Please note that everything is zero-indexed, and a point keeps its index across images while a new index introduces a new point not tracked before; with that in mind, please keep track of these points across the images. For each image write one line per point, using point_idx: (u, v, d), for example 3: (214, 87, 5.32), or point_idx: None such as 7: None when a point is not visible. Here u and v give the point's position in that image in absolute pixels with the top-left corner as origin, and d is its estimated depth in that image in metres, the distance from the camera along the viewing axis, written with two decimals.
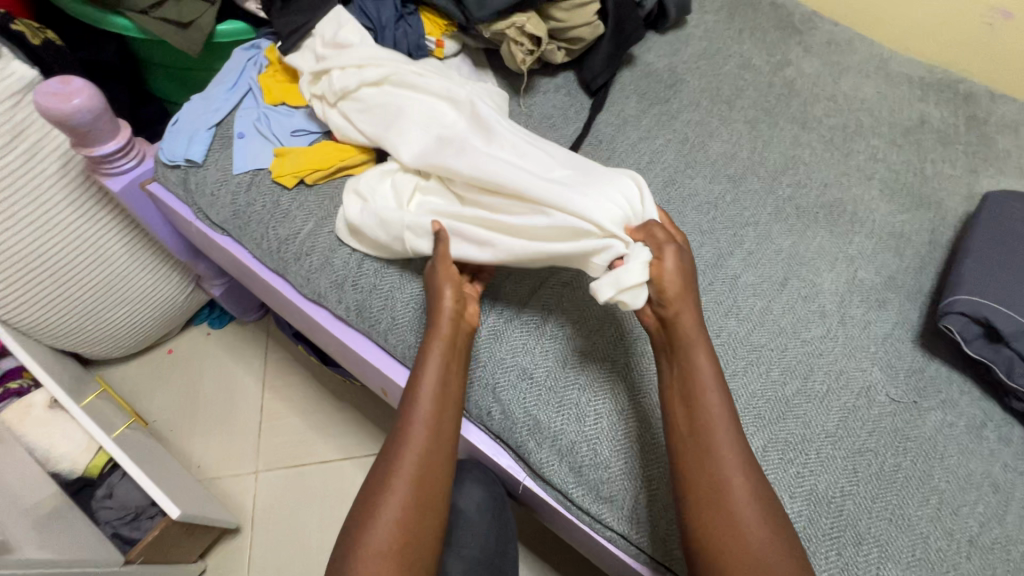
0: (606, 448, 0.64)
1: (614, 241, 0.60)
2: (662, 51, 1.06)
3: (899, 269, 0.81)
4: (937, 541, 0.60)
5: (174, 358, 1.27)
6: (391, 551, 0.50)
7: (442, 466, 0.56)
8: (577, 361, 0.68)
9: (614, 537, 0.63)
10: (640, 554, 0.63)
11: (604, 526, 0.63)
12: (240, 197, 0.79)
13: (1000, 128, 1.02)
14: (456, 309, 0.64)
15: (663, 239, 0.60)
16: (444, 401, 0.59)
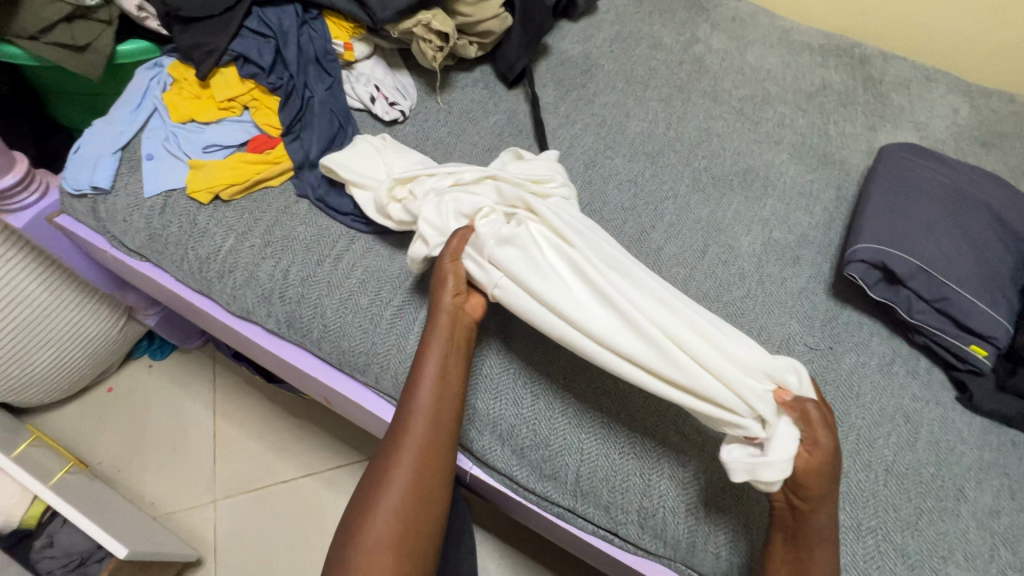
0: (556, 431, 0.65)
1: (752, 421, 0.55)
2: (575, 38, 1.08)
3: (810, 226, 0.86)
4: (856, 474, 0.65)
5: (114, 396, 1.22)
6: (388, 540, 0.55)
7: (433, 468, 0.59)
8: (516, 347, 0.69)
9: (594, 527, 0.65)
10: (627, 544, 0.64)
11: (581, 516, 0.65)
12: (154, 220, 0.77)
13: (894, 86, 1.09)
14: (456, 305, 0.64)
15: (817, 418, 0.54)
16: (437, 405, 0.60)
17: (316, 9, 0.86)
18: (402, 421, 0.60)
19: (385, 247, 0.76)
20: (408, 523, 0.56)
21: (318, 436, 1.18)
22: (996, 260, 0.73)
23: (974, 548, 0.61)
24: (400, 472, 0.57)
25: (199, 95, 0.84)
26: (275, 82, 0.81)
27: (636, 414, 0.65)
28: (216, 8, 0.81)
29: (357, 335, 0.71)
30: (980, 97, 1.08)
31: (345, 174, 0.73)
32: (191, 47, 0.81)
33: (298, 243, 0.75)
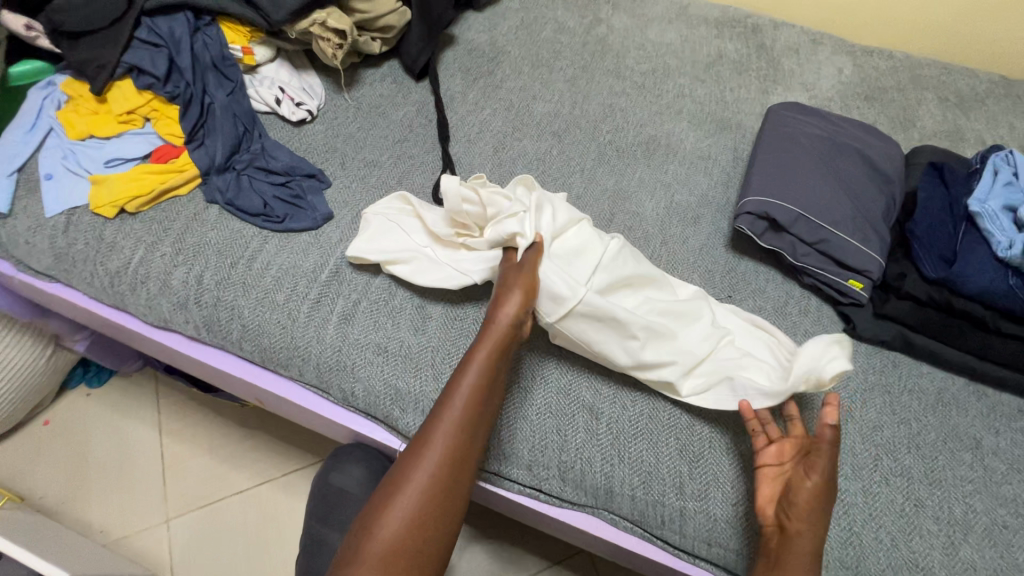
0: (541, 418, 0.68)
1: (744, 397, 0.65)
2: (481, 27, 1.10)
3: (709, 187, 0.91)
4: None
5: (51, 428, 1.18)
6: (397, 549, 0.55)
7: (451, 484, 0.58)
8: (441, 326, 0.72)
9: (581, 506, 0.68)
10: (620, 520, 0.67)
11: (566, 498, 0.68)
12: (59, 238, 0.76)
13: (785, 51, 1.15)
14: (513, 323, 0.62)
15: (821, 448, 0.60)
16: (472, 417, 0.60)
17: (209, 15, 0.86)
18: (429, 429, 0.60)
19: (298, 244, 0.77)
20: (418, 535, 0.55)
21: (270, 444, 1.18)
22: (869, 200, 0.80)
23: (861, 461, 0.68)
24: (422, 482, 0.57)
25: (95, 110, 0.83)
26: (173, 91, 0.81)
27: (650, 414, 0.68)
28: (102, 21, 0.80)
29: (276, 331, 0.72)
30: (863, 54, 1.15)
31: (372, 255, 0.73)
32: (82, 62, 0.80)
33: (210, 248, 0.76)
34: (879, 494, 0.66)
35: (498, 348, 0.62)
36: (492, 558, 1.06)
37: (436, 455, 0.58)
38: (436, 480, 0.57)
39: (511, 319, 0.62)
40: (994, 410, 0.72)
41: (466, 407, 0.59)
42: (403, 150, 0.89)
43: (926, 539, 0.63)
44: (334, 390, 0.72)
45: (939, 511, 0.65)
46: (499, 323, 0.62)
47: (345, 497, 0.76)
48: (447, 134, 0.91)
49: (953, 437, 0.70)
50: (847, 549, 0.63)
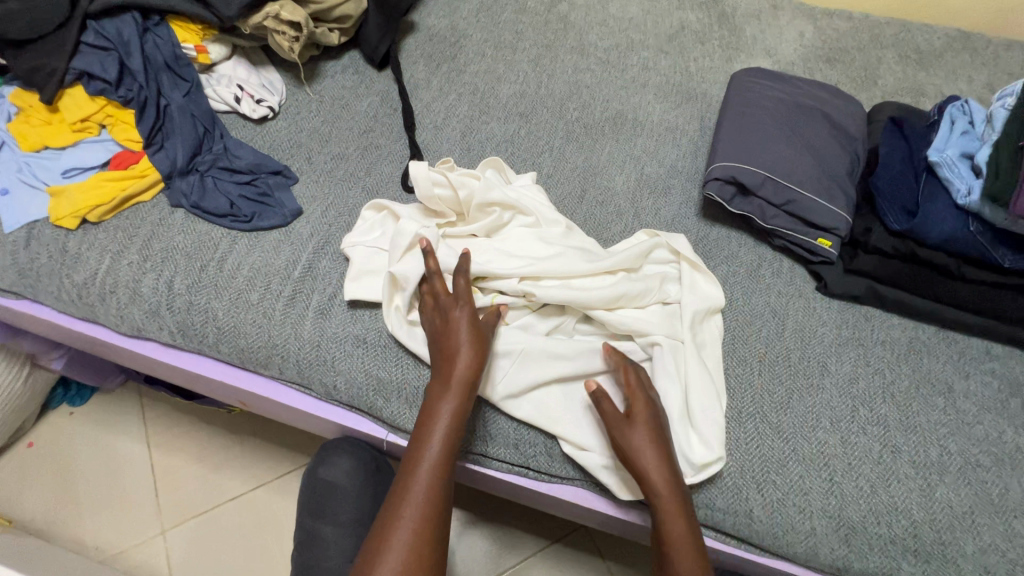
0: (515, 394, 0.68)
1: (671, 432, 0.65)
2: (440, 12, 1.08)
3: (679, 157, 0.92)
4: (734, 369, 0.72)
5: (36, 450, 1.16)
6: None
7: (437, 519, 0.57)
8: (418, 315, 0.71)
9: (555, 477, 0.69)
10: (598, 487, 0.69)
11: (540, 470, 0.69)
12: (21, 253, 0.75)
13: (746, 18, 1.15)
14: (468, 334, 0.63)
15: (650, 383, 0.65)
16: (447, 456, 0.59)
17: (158, 14, 0.84)
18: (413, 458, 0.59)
19: (268, 242, 0.76)
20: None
21: (261, 447, 1.18)
22: (834, 159, 0.81)
23: (838, 413, 0.69)
24: (410, 523, 0.55)
25: (48, 120, 0.81)
26: (126, 95, 0.79)
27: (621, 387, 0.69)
28: (47, 26, 0.78)
29: (253, 331, 0.71)
30: (823, 17, 1.16)
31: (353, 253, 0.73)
32: (28, 71, 0.78)
33: (179, 253, 0.74)
34: (857, 443, 0.67)
35: (465, 389, 0.61)
36: (491, 540, 1.07)
37: (418, 496, 0.56)
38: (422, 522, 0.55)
39: (472, 359, 0.61)
40: (963, 355, 0.74)
41: (443, 440, 0.59)
42: (369, 141, 0.88)
43: (904, 483, 0.65)
44: (316, 385, 0.71)
45: (915, 455, 0.67)
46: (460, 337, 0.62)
47: (337, 491, 0.76)
48: (412, 122, 0.90)
49: (926, 383, 0.72)
50: (829, 499, 0.64)
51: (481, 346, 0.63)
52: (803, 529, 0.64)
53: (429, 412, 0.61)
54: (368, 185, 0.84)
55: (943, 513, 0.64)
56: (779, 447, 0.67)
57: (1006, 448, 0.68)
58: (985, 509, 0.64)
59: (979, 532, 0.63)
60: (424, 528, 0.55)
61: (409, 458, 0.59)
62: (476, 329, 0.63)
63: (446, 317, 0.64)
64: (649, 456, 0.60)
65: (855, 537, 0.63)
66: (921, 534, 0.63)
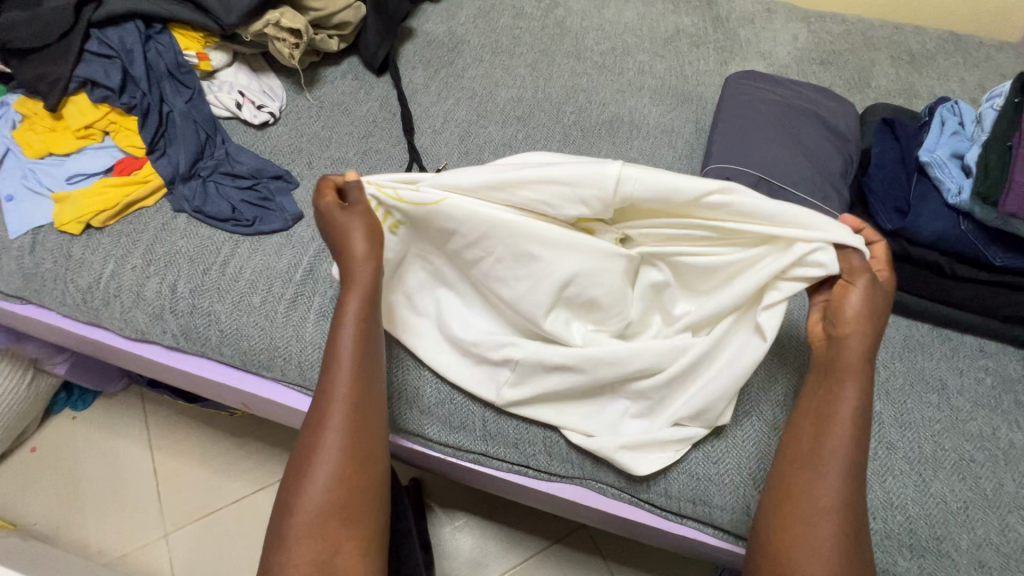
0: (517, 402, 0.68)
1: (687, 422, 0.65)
2: (438, 18, 1.10)
3: (674, 159, 0.93)
4: None
5: (38, 455, 1.17)
6: (316, 530, 0.51)
7: (360, 449, 0.54)
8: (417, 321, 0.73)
9: (553, 476, 0.70)
10: (597, 485, 0.70)
11: (539, 470, 0.70)
12: (26, 259, 0.76)
13: (740, 22, 1.17)
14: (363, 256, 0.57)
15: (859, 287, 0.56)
16: (356, 376, 0.56)
17: (160, 23, 0.85)
18: (325, 392, 0.55)
19: (270, 245, 0.77)
20: (341, 510, 0.52)
21: (263, 450, 1.19)
22: (828, 161, 0.82)
23: None
24: (329, 455, 0.53)
25: (52, 127, 0.82)
26: (129, 102, 0.80)
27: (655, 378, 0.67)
28: (52, 34, 0.79)
29: (255, 333, 0.72)
30: (817, 20, 1.17)
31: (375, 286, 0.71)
32: (33, 79, 0.79)
33: (182, 257, 0.75)
34: None
35: (360, 319, 0.57)
36: (492, 541, 1.08)
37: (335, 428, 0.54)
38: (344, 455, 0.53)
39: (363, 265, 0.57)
40: (956, 352, 0.75)
41: (352, 356, 0.56)
42: (368, 146, 0.89)
43: (899, 478, 0.66)
44: (317, 387, 0.72)
45: (910, 452, 0.68)
46: (352, 258, 0.57)
47: None
48: (411, 126, 0.92)
49: (920, 381, 0.73)
50: None
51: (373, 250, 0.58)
52: None
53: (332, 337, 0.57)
54: None
55: (938, 508, 0.65)
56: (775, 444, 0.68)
57: (1000, 444, 0.69)
58: (980, 504, 0.65)
59: (973, 527, 0.64)
60: (338, 470, 0.53)
61: (320, 389, 0.56)
62: (362, 233, 0.58)
63: (331, 224, 0.59)
64: (861, 325, 0.55)
65: None
66: (916, 529, 0.64)
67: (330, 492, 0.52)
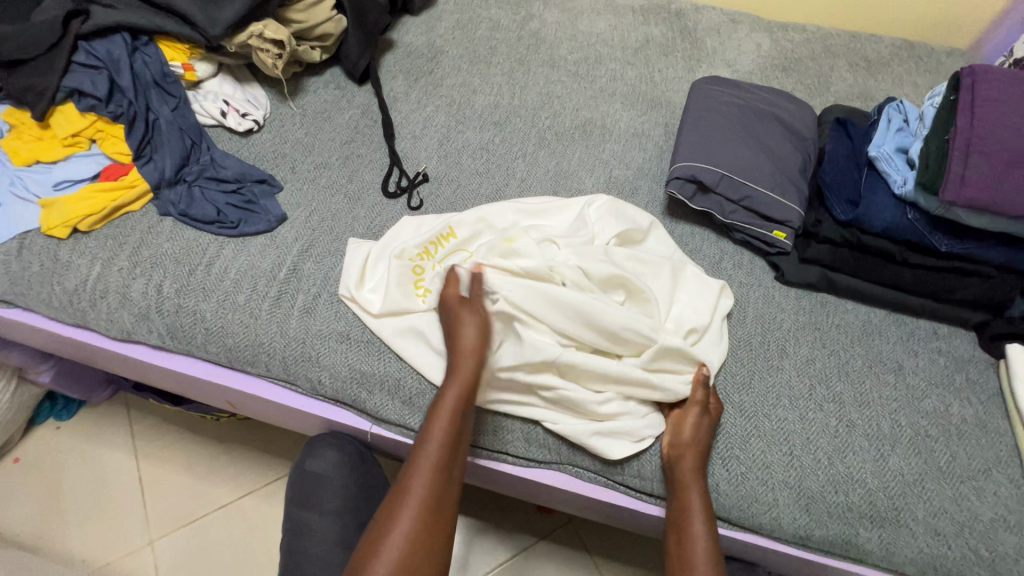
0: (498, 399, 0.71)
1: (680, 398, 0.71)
2: (418, 31, 1.14)
3: (645, 160, 0.97)
4: None
5: (21, 466, 1.16)
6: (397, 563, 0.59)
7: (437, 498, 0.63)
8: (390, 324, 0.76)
9: (532, 463, 0.73)
10: (575, 471, 0.72)
11: (519, 458, 0.73)
12: (13, 263, 0.77)
13: (707, 32, 1.22)
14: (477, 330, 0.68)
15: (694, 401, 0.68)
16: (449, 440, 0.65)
17: (146, 34, 0.88)
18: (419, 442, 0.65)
19: (254, 247, 0.80)
20: (414, 551, 0.60)
21: (249, 455, 1.19)
22: (788, 158, 0.87)
23: (797, 391, 0.74)
24: (412, 507, 0.62)
25: (39, 136, 0.84)
26: (116, 111, 0.83)
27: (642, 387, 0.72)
28: (38, 47, 0.81)
29: (240, 331, 0.74)
30: (779, 30, 1.24)
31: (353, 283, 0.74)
32: (20, 90, 0.82)
33: (167, 258, 0.78)
34: (815, 419, 0.72)
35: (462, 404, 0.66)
36: (478, 539, 1.09)
37: (426, 475, 0.64)
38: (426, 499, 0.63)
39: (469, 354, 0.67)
40: (911, 335, 0.79)
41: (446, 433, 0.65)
42: (351, 151, 0.93)
43: (858, 454, 0.70)
44: (302, 381, 0.74)
45: (869, 429, 0.71)
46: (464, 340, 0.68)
47: (322, 485, 0.78)
48: (392, 132, 0.95)
49: (878, 362, 0.77)
50: (790, 471, 0.68)
51: (476, 350, 0.67)
52: (767, 500, 0.68)
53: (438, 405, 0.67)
54: (350, 192, 0.88)
55: (896, 481, 0.68)
56: (741, 425, 0.71)
57: (952, 420, 0.73)
58: (935, 477, 0.69)
59: (929, 497, 0.67)
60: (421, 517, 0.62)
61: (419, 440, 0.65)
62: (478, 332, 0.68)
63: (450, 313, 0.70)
64: (695, 439, 0.67)
65: (814, 506, 0.67)
66: (876, 501, 0.67)
67: (411, 528, 0.61)
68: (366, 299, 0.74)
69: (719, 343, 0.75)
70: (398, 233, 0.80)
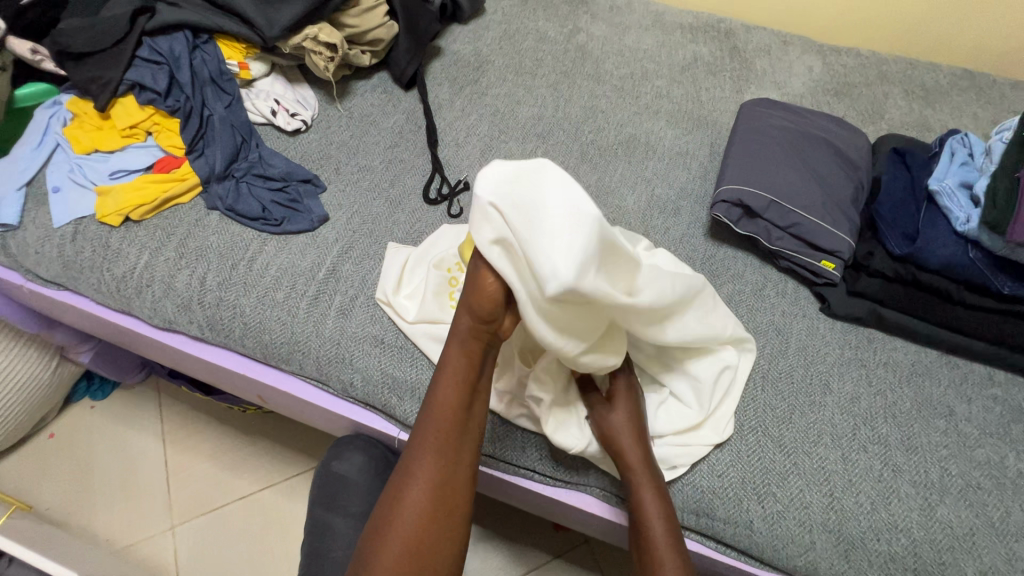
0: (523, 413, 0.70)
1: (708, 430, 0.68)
2: (465, 40, 1.15)
3: (688, 181, 0.96)
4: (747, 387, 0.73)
5: (55, 442, 1.20)
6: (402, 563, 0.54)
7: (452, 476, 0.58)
8: None
9: (554, 481, 0.72)
10: (600, 494, 0.71)
11: (541, 474, 0.72)
12: (67, 247, 0.80)
13: (756, 53, 1.20)
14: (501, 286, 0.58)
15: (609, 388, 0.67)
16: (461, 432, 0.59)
17: (207, 33, 0.90)
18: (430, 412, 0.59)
19: (296, 244, 0.81)
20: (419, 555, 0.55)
21: (272, 447, 1.20)
22: (839, 187, 0.84)
23: (839, 430, 0.71)
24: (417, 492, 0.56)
25: (100, 125, 0.87)
26: (173, 105, 0.85)
27: None
28: (107, 41, 0.84)
29: (277, 328, 0.75)
30: (832, 53, 1.21)
31: (386, 289, 0.74)
32: (87, 81, 0.85)
33: (212, 251, 0.79)
34: (858, 461, 0.68)
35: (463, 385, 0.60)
36: (494, 551, 1.08)
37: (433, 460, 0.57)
38: (421, 530, 0.56)
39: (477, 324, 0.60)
40: (964, 379, 0.76)
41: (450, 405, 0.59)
42: (394, 155, 0.94)
43: (904, 501, 0.66)
44: (333, 382, 0.75)
45: (916, 476, 0.68)
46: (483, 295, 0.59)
47: (346, 487, 0.78)
48: (436, 139, 0.96)
49: (928, 406, 0.73)
50: (829, 513, 0.65)
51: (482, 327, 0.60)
52: (803, 542, 0.65)
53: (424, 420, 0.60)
54: (392, 196, 0.88)
55: (943, 533, 0.65)
56: (779, 460, 0.68)
57: (1008, 473, 0.69)
58: (987, 532, 0.65)
59: (979, 554, 0.64)
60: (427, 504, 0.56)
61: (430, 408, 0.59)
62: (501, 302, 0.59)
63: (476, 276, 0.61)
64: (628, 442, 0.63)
65: (854, 553, 0.65)
66: (921, 553, 0.64)
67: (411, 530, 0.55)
68: (397, 305, 0.74)
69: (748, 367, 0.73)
70: (434, 239, 0.80)
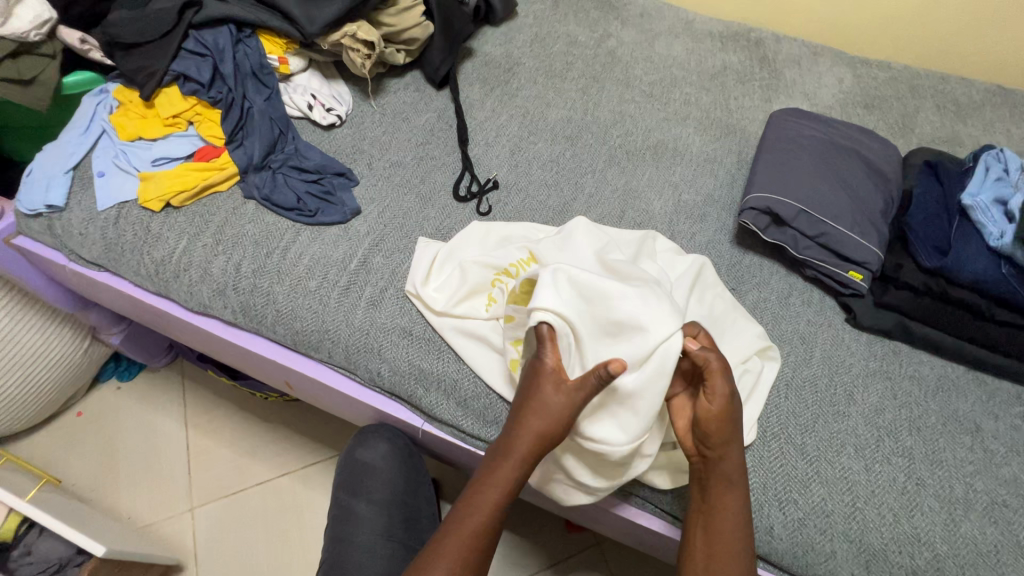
0: None
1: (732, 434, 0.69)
2: (497, 42, 1.17)
3: (715, 187, 0.96)
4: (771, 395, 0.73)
5: (83, 420, 1.23)
6: None
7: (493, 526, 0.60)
8: None
9: None
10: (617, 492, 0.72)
11: None
12: (109, 230, 0.83)
13: (786, 63, 1.20)
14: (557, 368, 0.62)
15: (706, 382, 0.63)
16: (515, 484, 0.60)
17: (250, 28, 0.93)
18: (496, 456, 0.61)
19: (328, 236, 0.83)
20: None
21: (291, 435, 1.22)
22: (868, 199, 0.84)
23: (863, 440, 0.70)
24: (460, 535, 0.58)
25: (144, 114, 0.89)
26: (216, 96, 0.87)
27: None
28: (155, 33, 0.87)
29: (308, 315, 0.77)
30: (863, 65, 1.20)
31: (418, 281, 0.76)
32: (134, 70, 0.87)
33: (248, 239, 0.81)
34: (881, 472, 0.68)
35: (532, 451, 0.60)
36: (506, 547, 1.08)
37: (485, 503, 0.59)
38: (465, 548, 0.58)
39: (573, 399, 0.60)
40: (992, 396, 0.75)
41: (516, 467, 0.60)
42: (425, 152, 0.95)
43: (927, 515, 0.66)
44: (361, 371, 0.76)
45: (941, 490, 0.67)
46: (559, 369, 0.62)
47: (368, 475, 0.80)
48: (466, 137, 0.97)
49: (954, 420, 0.73)
50: (851, 523, 0.65)
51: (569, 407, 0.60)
52: (824, 551, 0.65)
53: (489, 471, 0.61)
54: (422, 192, 0.90)
55: (967, 549, 0.64)
56: (802, 468, 0.68)
57: None
58: (1011, 550, 0.64)
59: (1004, 572, 0.63)
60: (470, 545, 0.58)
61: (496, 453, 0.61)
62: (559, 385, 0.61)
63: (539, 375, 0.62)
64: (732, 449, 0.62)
65: (875, 564, 0.64)
66: (943, 568, 0.63)
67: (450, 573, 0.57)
68: (428, 295, 0.75)
69: (770, 374, 0.74)
70: (467, 236, 0.81)
